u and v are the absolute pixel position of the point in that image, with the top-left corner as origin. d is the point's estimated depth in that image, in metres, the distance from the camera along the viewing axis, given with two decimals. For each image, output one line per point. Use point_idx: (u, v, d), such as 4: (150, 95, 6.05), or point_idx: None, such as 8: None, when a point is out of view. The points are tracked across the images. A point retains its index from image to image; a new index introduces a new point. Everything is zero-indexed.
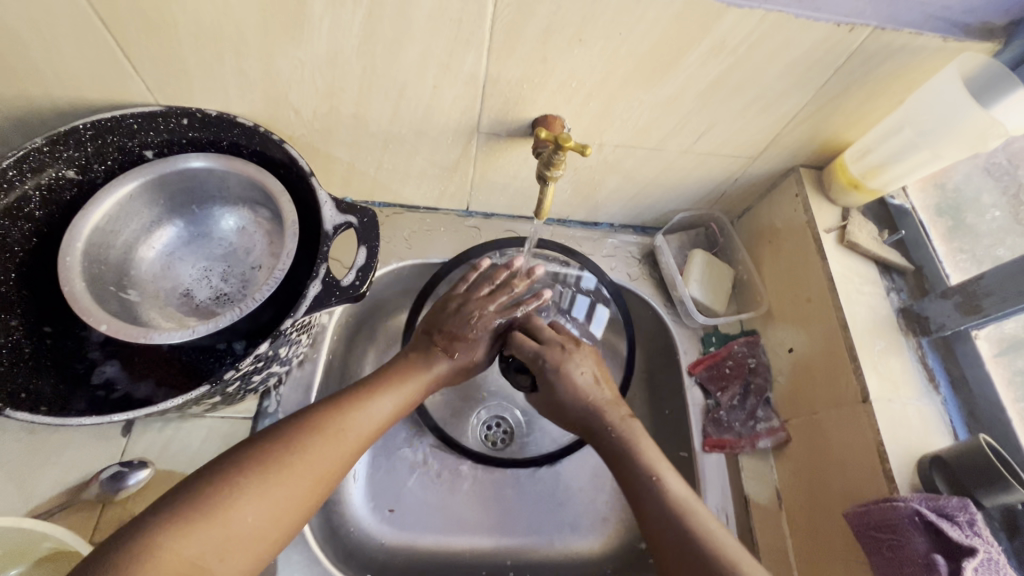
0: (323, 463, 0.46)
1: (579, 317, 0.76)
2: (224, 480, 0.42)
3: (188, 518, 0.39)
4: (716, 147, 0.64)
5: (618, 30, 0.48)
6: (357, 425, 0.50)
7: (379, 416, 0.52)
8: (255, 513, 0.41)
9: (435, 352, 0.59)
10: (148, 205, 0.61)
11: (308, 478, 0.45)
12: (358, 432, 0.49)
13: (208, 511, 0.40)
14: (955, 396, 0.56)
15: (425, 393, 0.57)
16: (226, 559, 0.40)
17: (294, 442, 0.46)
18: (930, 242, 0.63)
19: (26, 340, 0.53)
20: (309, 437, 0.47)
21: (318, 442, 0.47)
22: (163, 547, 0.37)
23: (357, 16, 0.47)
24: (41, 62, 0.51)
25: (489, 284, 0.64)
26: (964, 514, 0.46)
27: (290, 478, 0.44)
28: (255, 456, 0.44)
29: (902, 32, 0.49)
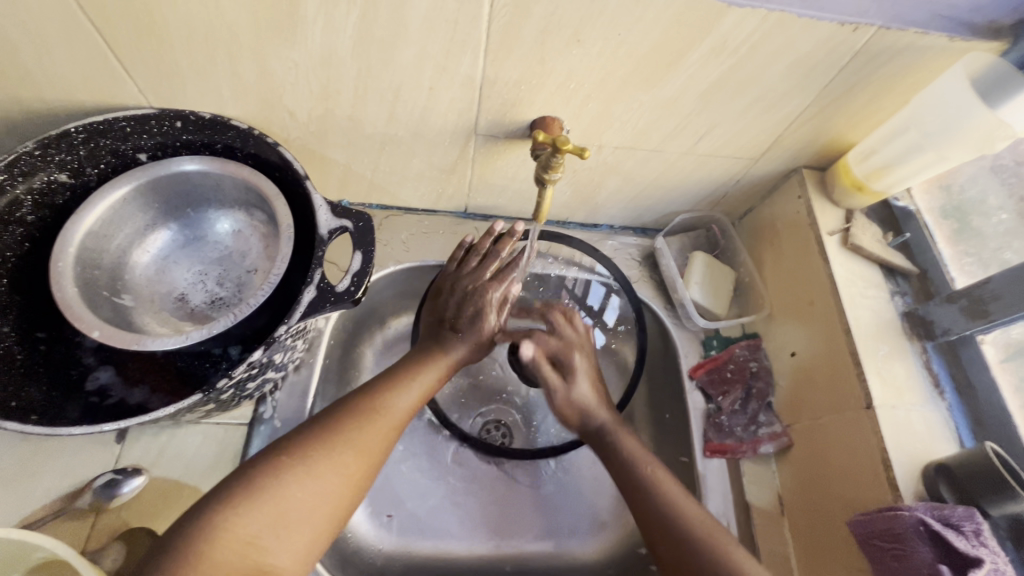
0: (364, 441, 0.48)
1: (593, 306, 0.75)
2: (269, 467, 0.44)
3: (241, 501, 0.41)
4: (717, 148, 0.63)
5: (617, 30, 0.47)
6: (390, 409, 0.51)
7: (409, 399, 0.53)
8: (305, 491, 0.44)
9: (447, 338, 0.60)
10: (142, 209, 0.60)
11: (351, 455, 0.47)
12: (395, 413, 0.51)
13: (260, 494, 0.42)
14: (961, 402, 0.55)
15: (444, 381, 0.58)
16: (281, 537, 0.41)
17: (332, 425, 0.48)
18: (935, 245, 0.62)
19: (18, 347, 0.53)
20: (349, 420, 0.49)
21: (357, 422, 0.49)
22: (220, 527, 0.40)
23: (351, 17, 0.46)
24: (31, 65, 0.51)
25: (491, 261, 0.63)
26: (970, 524, 0.45)
27: (333, 457, 0.46)
28: (302, 441, 0.46)
29: (907, 31, 0.48)
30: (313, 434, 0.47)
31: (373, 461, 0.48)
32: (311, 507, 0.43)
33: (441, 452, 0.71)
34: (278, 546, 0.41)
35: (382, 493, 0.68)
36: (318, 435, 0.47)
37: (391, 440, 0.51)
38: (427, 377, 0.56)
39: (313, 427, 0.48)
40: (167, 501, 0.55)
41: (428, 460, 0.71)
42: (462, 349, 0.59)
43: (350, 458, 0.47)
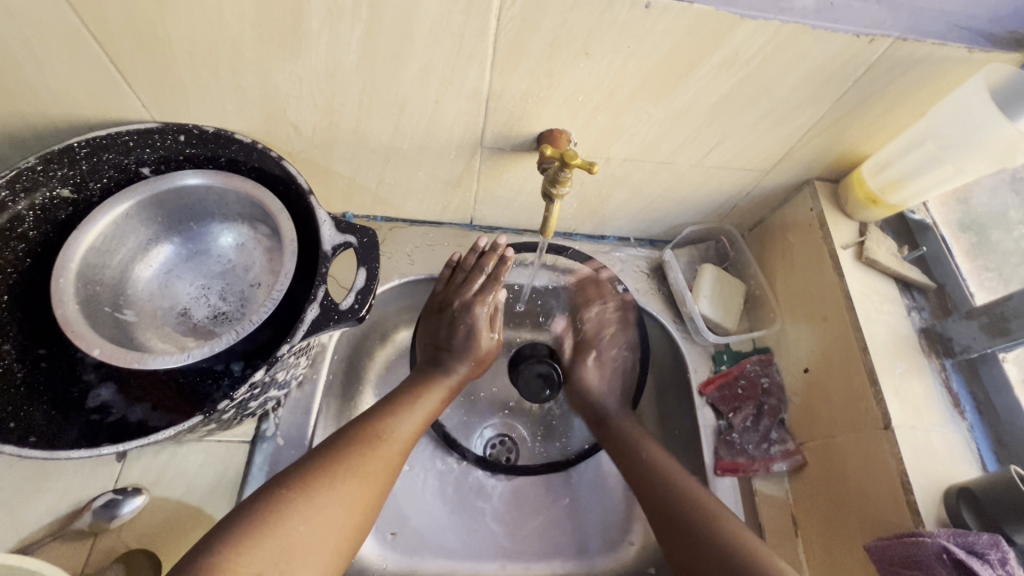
0: (365, 470, 0.48)
1: None
2: (271, 502, 0.44)
3: (244, 538, 0.40)
4: (728, 160, 0.62)
5: (627, 43, 0.46)
6: (391, 436, 0.52)
7: (409, 423, 0.54)
8: (309, 524, 0.43)
9: (446, 364, 0.62)
10: (145, 223, 0.60)
11: (353, 484, 0.47)
12: (397, 440, 0.52)
13: (264, 528, 0.42)
14: (982, 422, 0.53)
15: (447, 401, 0.60)
16: (287, 573, 0.41)
17: (331, 457, 0.48)
18: (952, 259, 0.60)
19: (18, 364, 0.52)
20: (351, 448, 0.49)
21: (359, 449, 0.49)
22: (223, 565, 0.39)
23: (357, 31, 0.46)
24: (34, 79, 0.50)
25: (474, 275, 0.65)
26: (995, 552, 0.44)
27: (335, 488, 0.46)
28: (305, 472, 0.46)
29: (925, 42, 0.47)
30: (314, 467, 0.47)
31: (376, 491, 0.49)
32: (314, 540, 0.43)
33: (446, 469, 0.70)
34: None
35: (386, 511, 0.67)
36: (318, 467, 0.47)
37: (395, 466, 0.51)
38: (428, 401, 0.57)
39: (312, 460, 0.48)
40: (168, 521, 0.54)
41: (433, 477, 0.70)
42: (461, 369, 0.61)
43: (353, 488, 0.47)
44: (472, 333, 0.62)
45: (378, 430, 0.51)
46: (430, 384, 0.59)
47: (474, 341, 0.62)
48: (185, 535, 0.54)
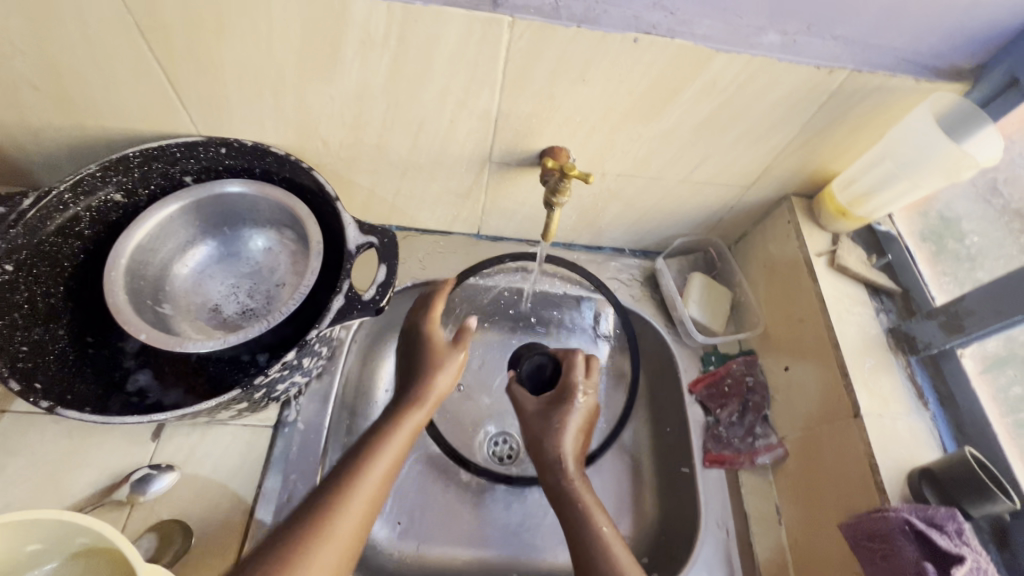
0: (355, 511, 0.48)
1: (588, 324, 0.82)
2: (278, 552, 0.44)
3: None
4: (711, 176, 0.69)
5: (619, 71, 0.53)
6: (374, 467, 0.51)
7: (385, 454, 0.53)
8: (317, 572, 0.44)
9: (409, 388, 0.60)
10: (186, 226, 0.66)
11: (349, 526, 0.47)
12: (371, 473, 0.51)
13: None
14: (944, 412, 0.59)
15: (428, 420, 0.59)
16: None
17: (326, 500, 0.48)
18: (916, 266, 0.67)
19: (70, 348, 0.58)
20: (327, 493, 0.48)
21: (336, 492, 0.48)
22: None
23: (384, 59, 0.53)
24: (100, 98, 0.57)
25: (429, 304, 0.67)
26: (952, 523, 0.48)
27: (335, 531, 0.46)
28: (282, 535, 0.45)
29: (878, 74, 0.54)
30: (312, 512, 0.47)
31: (362, 531, 0.48)
32: None
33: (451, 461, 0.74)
34: None
35: (394, 500, 0.71)
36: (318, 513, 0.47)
37: (377, 496, 0.50)
38: (405, 430, 0.56)
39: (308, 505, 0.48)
40: (196, 496, 0.58)
41: (439, 470, 0.74)
42: (441, 384, 0.60)
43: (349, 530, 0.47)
44: (437, 362, 0.61)
45: (349, 470, 0.50)
46: (413, 402, 0.58)
47: (438, 361, 0.61)
48: (211, 509, 0.58)
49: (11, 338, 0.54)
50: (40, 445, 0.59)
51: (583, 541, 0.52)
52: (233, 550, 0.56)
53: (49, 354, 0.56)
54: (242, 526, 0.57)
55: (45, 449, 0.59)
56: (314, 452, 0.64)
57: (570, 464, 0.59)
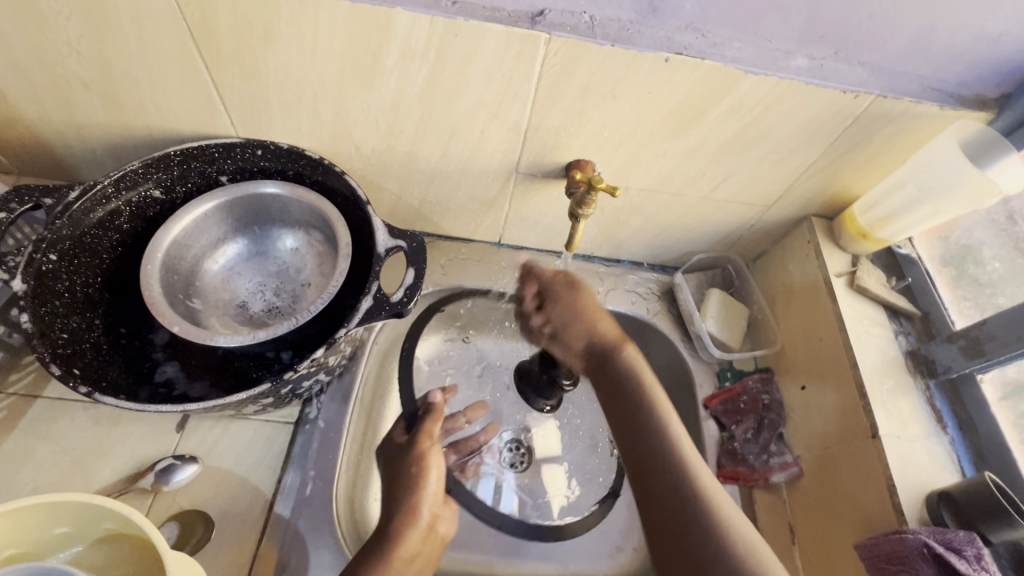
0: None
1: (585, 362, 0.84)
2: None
3: None
4: (734, 194, 0.70)
5: (649, 88, 0.55)
6: None
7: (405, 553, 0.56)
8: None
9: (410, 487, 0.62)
10: (218, 223, 0.68)
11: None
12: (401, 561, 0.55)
13: None
14: (963, 436, 0.59)
15: (445, 528, 0.63)
16: None
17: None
18: (936, 290, 0.67)
19: (104, 338, 0.59)
20: None
21: None
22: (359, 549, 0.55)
23: (423, 69, 0.55)
24: (147, 99, 0.60)
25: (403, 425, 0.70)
26: (971, 548, 0.48)
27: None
28: None
29: (903, 100, 0.55)
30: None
31: None
32: None
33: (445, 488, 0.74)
34: None
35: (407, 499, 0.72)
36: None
37: None
38: (410, 539, 0.57)
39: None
40: (217, 488, 0.59)
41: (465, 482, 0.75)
42: (428, 503, 0.61)
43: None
44: (423, 472, 0.63)
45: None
46: (412, 506, 0.60)
47: (427, 471, 0.63)
48: (231, 501, 0.59)
49: (52, 325, 0.55)
50: (70, 431, 0.60)
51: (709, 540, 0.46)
52: (252, 542, 0.57)
53: (85, 343, 0.58)
54: (261, 519, 0.58)
55: (75, 435, 0.60)
56: (333, 450, 0.64)
57: (608, 326, 0.60)
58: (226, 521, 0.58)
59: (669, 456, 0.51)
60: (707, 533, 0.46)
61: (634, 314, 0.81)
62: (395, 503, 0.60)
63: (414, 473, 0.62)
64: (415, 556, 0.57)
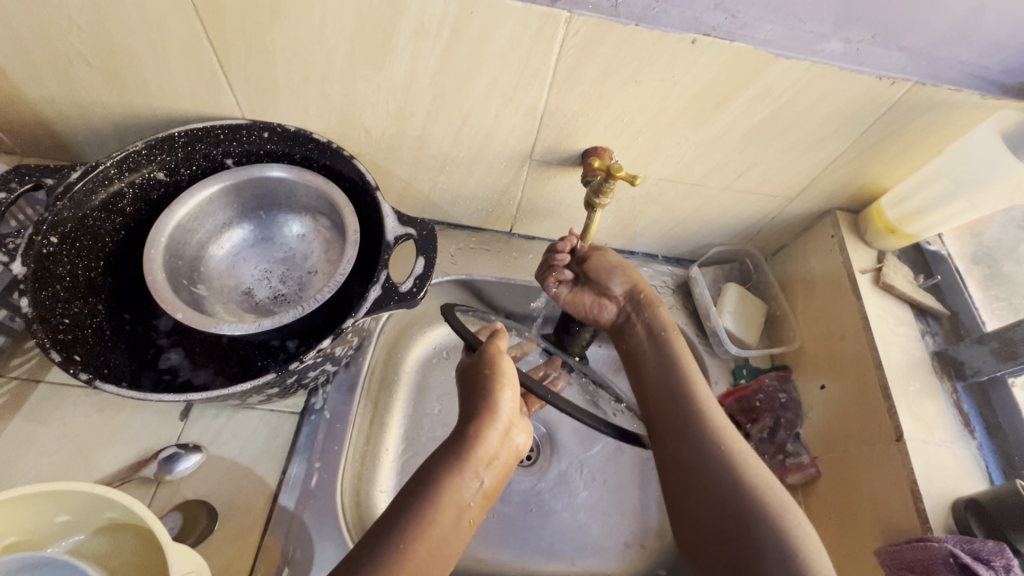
0: (433, 547, 0.44)
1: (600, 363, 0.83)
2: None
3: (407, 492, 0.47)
4: (756, 185, 0.67)
5: (672, 72, 0.52)
6: (449, 497, 0.47)
7: (479, 459, 0.49)
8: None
9: (486, 387, 0.53)
10: (224, 208, 0.66)
11: (429, 556, 0.43)
12: (478, 461, 0.49)
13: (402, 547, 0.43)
14: (991, 441, 0.57)
15: (519, 450, 0.54)
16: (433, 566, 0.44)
17: (398, 543, 0.43)
18: (966, 288, 0.65)
19: (107, 324, 0.58)
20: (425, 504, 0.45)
21: (424, 506, 0.45)
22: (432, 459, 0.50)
23: (436, 49, 0.52)
24: (150, 78, 0.58)
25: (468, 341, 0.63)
26: (1000, 559, 0.46)
27: (416, 569, 0.42)
28: (412, 521, 0.44)
29: (943, 87, 0.52)
30: (379, 563, 0.41)
31: (451, 539, 0.46)
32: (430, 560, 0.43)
33: (530, 399, 0.70)
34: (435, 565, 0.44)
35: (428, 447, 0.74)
36: (390, 551, 0.42)
37: (462, 514, 0.47)
38: (485, 446, 0.50)
39: (371, 546, 0.43)
40: (221, 478, 0.58)
41: None
42: (508, 407, 0.53)
43: (433, 562, 0.44)
44: (498, 376, 0.54)
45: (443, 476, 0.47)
46: (487, 411, 0.52)
47: (503, 373, 0.55)
48: (235, 491, 0.58)
49: (53, 309, 0.54)
50: (71, 416, 0.60)
51: (728, 499, 0.48)
52: (256, 534, 0.56)
53: (86, 328, 0.56)
54: (266, 511, 0.57)
55: (77, 420, 0.59)
56: (339, 442, 0.63)
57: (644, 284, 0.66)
58: (231, 512, 0.57)
59: (683, 400, 0.55)
60: (704, 454, 0.51)
61: None
62: (468, 412, 0.53)
63: (489, 377, 0.54)
64: (493, 460, 0.51)
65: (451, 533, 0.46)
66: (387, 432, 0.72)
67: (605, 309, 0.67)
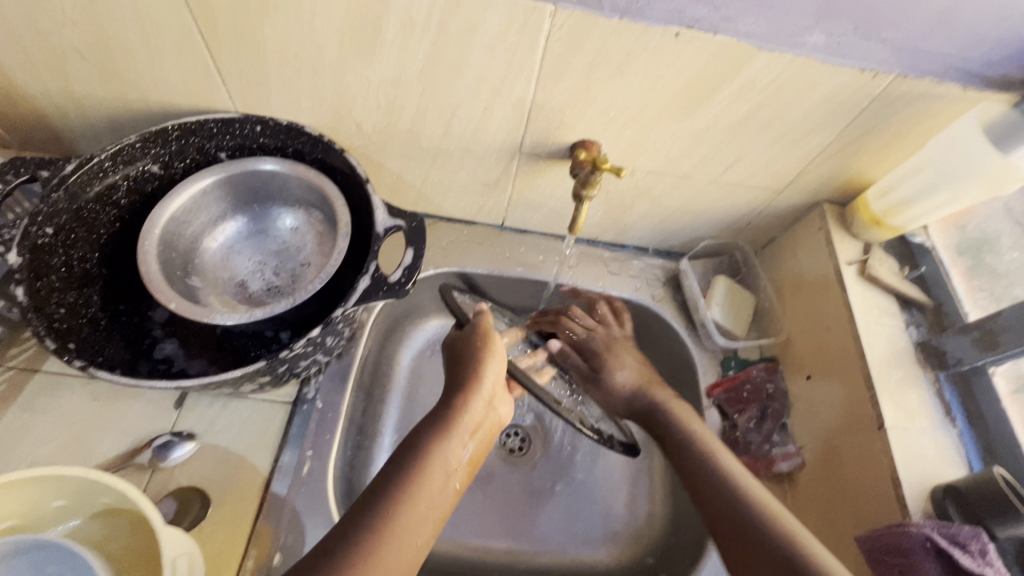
0: (424, 506, 0.45)
1: None
2: (352, 547, 0.41)
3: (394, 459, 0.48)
4: (744, 178, 0.68)
5: (657, 65, 0.53)
6: (436, 461, 0.48)
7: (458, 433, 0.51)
8: (395, 563, 0.41)
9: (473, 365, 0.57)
10: (217, 201, 0.67)
11: (419, 514, 0.45)
12: (463, 433, 0.52)
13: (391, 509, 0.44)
14: (972, 430, 0.58)
15: (498, 429, 0.57)
16: (415, 536, 0.44)
17: (389, 501, 0.44)
18: (950, 280, 0.66)
19: (101, 314, 0.59)
20: (413, 468, 0.47)
21: (414, 468, 0.47)
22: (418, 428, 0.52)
23: (424, 43, 0.53)
24: (144, 72, 0.59)
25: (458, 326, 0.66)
26: (976, 543, 0.47)
27: (403, 533, 0.43)
28: (402, 482, 0.46)
29: (924, 80, 0.52)
30: (367, 522, 0.43)
31: (435, 510, 0.46)
32: (416, 526, 0.44)
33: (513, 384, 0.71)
34: (416, 533, 0.44)
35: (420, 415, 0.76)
36: (380, 511, 0.43)
37: (448, 486, 0.48)
38: (468, 417, 0.53)
39: (364, 510, 0.43)
40: (215, 465, 0.59)
41: None
42: (491, 379, 0.56)
43: (423, 521, 0.45)
44: (484, 350, 0.58)
45: (428, 442, 0.49)
46: (469, 386, 0.55)
47: (489, 348, 0.59)
48: (228, 479, 0.59)
49: (48, 299, 0.55)
50: (68, 405, 0.61)
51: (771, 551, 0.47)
52: (248, 520, 0.57)
53: (81, 318, 0.57)
54: (259, 498, 0.58)
55: (73, 409, 0.60)
56: (330, 432, 0.64)
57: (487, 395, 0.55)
58: (224, 498, 0.58)
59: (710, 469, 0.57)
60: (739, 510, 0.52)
61: (638, 300, 0.80)
62: (453, 386, 0.56)
63: (475, 354, 0.58)
64: (477, 428, 0.53)
65: (435, 504, 0.46)
66: (378, 422, 0.73)
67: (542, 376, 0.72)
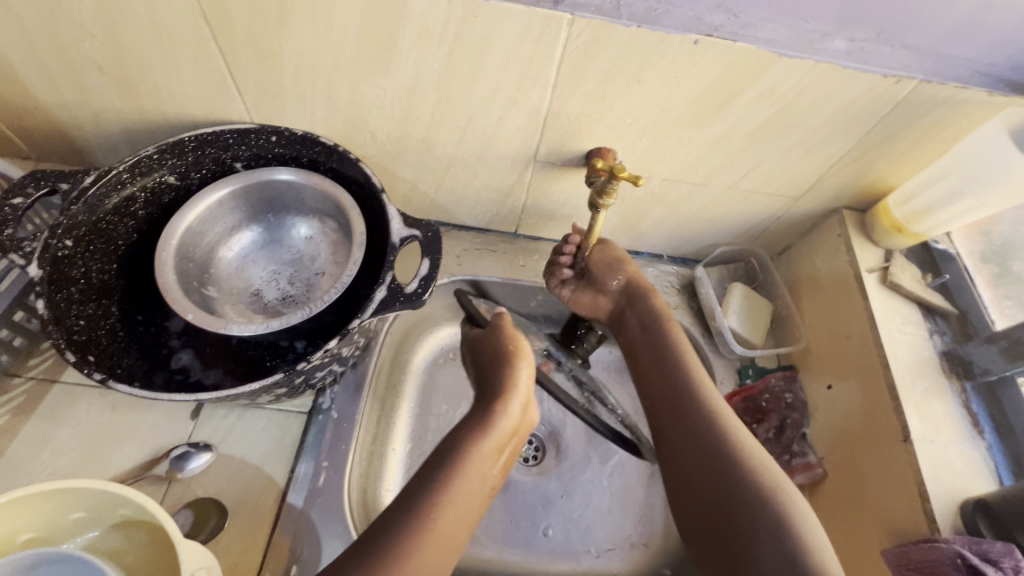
0: (462, 510, 0.48)
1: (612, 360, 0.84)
2: (391, 553, 0.43)
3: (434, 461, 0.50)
4: (762, 184, 0.67)
5: (675, 73, 0.52)
6: (473, 466, 0.49)
7: (495, 438, 0.52)
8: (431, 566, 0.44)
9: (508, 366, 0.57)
10: (233, 211, 0.67)
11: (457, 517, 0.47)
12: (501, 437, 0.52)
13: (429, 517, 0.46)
14: (1001, 442, 0.56)
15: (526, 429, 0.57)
16: (450, 537, 0.46)
17: (428, 506, 0.46)
18: (975, 288, 0.64)
19: (120, 325, 0.59)
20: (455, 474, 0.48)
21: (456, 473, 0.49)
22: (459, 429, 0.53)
23: (440, 52, 0.53)
24: (161, 83, 0.59)
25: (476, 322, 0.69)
26: (1009, 560, 0.46)
27: (441, 537, 0.46)
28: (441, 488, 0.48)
29: (949, 85, 0.51)
30: (409, 530, 0.45)
31: (470, 512, 0.48)
32: (453, 529, 0.47)
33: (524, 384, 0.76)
34: (455, 534, 0.47)
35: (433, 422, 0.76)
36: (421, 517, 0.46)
37: (484, 487, 0.50)
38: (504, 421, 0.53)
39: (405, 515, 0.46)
40: (231, 476, 0.59)
41: None
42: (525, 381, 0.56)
43: (461, 525, 0.47)
44: (518, 355, 0.58)
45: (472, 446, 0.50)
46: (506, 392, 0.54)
47: (520, 350, 0.59)
48: (245, 489, 0.59)
49: (68, 311, 0.55)
50: (86, 416, 0.61)
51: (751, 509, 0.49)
52: (264, 532, 0.57)
53: (100, 329, 0.58)
54: (275, 509, 0.58)
55: (89, 419, 0.61)
56: (346, 441, 0.64)
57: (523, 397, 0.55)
58: (240, 510, 0.58)
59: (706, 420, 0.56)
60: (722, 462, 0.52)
61: None
62: (490, 388, 0.56)
63: (509, 357, 0.58)
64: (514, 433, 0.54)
65: (471, 507, 0.49)
66: (392, 431, 0.72)
67: (601, 305, 0.71)
